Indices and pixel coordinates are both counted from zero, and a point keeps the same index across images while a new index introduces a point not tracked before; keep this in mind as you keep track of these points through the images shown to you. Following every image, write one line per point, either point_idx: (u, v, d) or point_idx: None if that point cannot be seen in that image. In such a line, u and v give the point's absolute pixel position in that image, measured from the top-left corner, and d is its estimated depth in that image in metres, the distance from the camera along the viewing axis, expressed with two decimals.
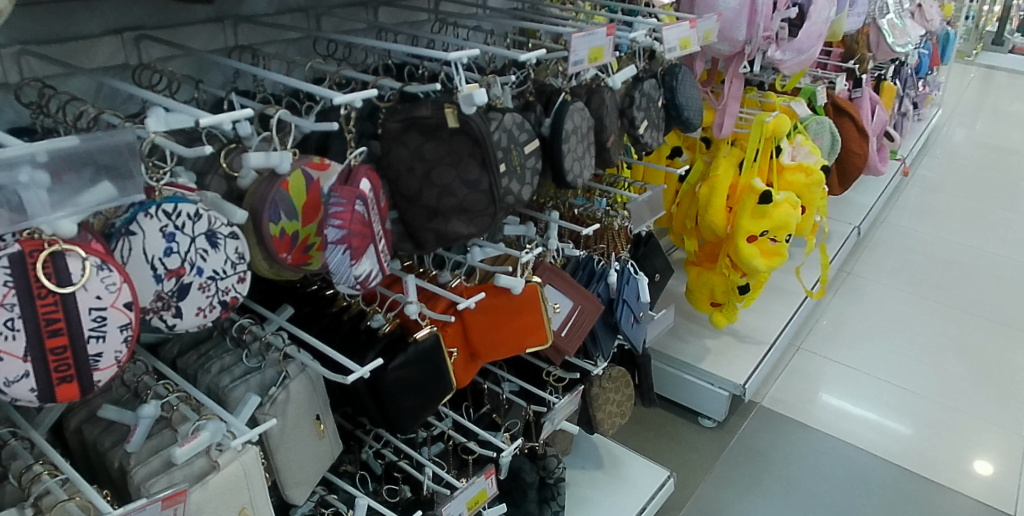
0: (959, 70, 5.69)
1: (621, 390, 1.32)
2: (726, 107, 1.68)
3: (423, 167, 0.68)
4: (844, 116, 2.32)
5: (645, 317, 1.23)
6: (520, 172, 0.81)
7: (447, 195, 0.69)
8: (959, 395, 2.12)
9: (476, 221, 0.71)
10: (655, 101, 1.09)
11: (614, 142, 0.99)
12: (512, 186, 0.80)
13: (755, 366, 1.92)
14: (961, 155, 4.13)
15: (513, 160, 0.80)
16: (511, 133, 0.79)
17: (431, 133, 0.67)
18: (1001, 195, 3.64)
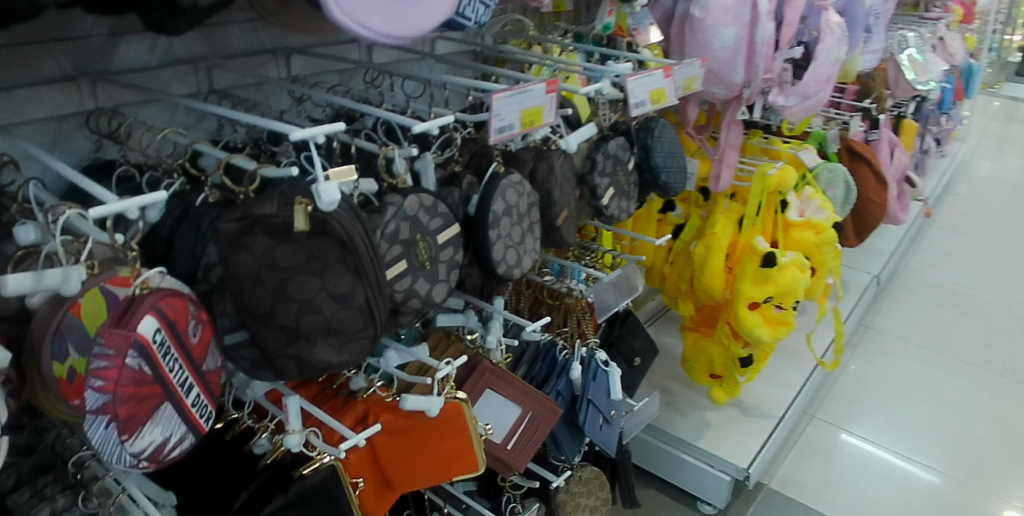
0: (979, 102, 5.49)
1: (595, 495, 1.13)
2: (723, 156, 1.51)
3: (275, 277, 0.51)
4: (860, 162, 2.15)
5: (618, 415, 1.05)
6: (430, 267, 0.64)
7: (308, 313, 0.52)
8: (994, 474, 1.90)
9: (350, 347, 0.54)
10: (623, 164, 0.91)
11: (567, 219, 0.81)
12: (419, 288, 0.63)
13: (761, 444, 1.72)
14: (986, 194, 3.91)
15: (420, 254, 0.62)
16: (416, 220, 0.62)
17: (281, 235, 0.51)
18: None
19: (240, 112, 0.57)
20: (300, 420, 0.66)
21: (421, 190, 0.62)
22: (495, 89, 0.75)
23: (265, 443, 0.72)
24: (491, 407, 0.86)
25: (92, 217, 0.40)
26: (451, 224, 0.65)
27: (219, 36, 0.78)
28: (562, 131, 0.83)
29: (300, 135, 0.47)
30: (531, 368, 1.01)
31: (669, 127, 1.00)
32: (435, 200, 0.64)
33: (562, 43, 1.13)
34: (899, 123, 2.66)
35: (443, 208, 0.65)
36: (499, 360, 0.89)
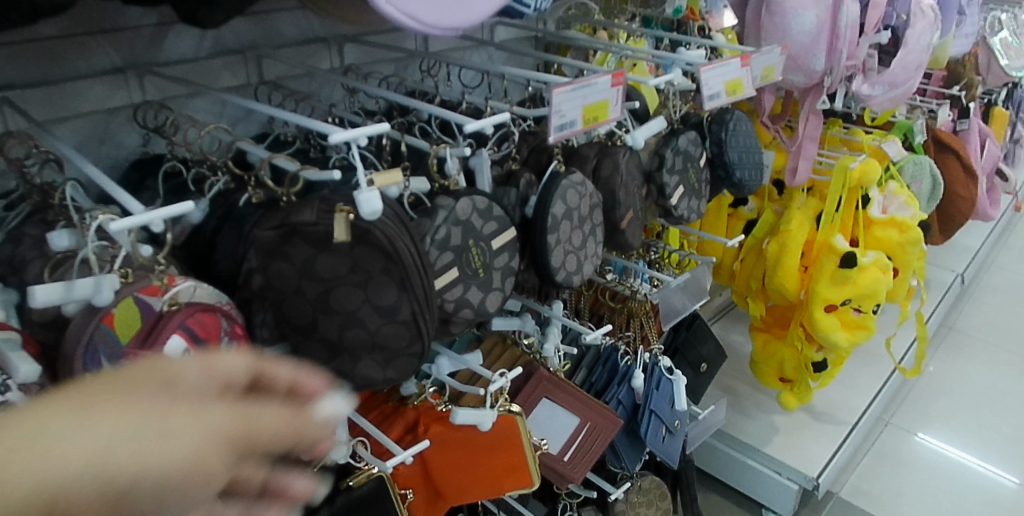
0: None
1: (654, 506, 1.07)
2: (801, 148, 1.41)
3: (316, 288, 0.48)
4: (947, 153, 1.99)
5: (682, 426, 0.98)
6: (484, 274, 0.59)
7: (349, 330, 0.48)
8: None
9: (395, 363, 0.50)
10: (694, 160, 0.85)
11: (632, 220, 0.75)
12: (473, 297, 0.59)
13: (832, 453, 1.62)
14: None
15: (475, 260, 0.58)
16: (470, 224, 0.57)
17: (323, 244, 0.47)
18: None
19: (284, 110, 0.54)
20: (346, 431, 0.63)
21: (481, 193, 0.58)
22: (557, 81, 0.70)
23: None
24: (546, 416, 0.81)
25: (113, 230, 0.38)
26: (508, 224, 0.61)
27: (270, 26, 0.75)
28: (630, 124, 0.77)
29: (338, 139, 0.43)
30: (590, 373, 0.95)
31: (745, 118, 0.92)
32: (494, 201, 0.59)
33: (628, 29, 1.06)
34: (991, 112, 2.47)
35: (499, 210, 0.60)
36: (557, 368, 0.83)
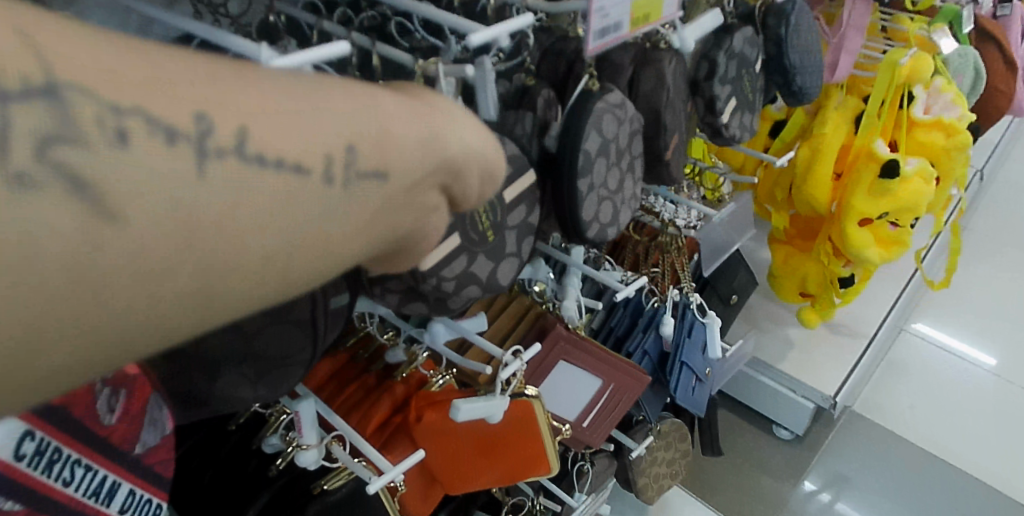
0: None
1: (675, 448, 0.97)
2: (844, 40, 1.20)
3: None
4: (989, 43, 1.78)
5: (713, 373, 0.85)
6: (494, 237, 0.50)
7: (282, 331, 0.49)
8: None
9: None
10: (749, 65, 0.67)
11: (678, 148, 0.61)
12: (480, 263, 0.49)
13: (848, 371, 1.52)
14: None
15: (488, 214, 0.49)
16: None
17: None
18: None
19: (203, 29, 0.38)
20: (315, 431, 0.53)
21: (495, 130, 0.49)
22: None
23: (277, 443, 0.56)
24: (563, 380, 0.68)
25: None
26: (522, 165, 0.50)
27: None
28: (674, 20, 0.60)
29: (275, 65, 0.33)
30: (609, 317, 0.82)
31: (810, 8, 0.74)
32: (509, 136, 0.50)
33: None
34: None
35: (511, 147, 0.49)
36: (578, 324, 0.70)
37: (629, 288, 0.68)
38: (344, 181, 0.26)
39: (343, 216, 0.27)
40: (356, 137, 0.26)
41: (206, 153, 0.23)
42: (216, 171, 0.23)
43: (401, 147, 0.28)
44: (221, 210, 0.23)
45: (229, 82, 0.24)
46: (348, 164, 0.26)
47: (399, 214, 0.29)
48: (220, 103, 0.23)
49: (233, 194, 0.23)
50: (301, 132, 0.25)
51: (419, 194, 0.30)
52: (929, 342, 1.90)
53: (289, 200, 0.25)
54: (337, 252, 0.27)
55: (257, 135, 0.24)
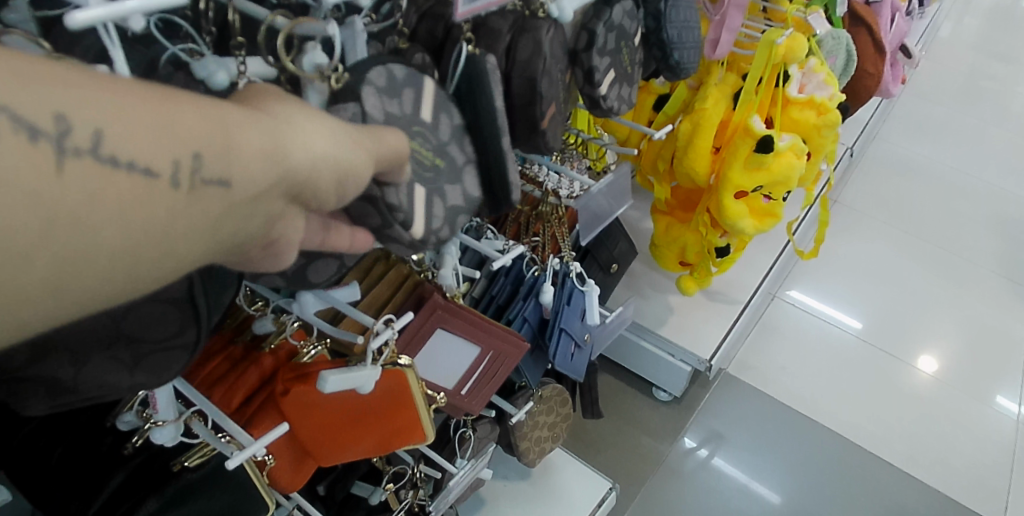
0: None
1: (555, 413, 1.00)
2: (726, 17, 1.25)
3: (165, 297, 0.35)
4: (860, 27, 1.91)
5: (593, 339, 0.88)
6: (447, 157, 0.52)
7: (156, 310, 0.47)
8: (937, 360, 1.99)
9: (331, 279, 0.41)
10: (628, 37, 0.69)
11: (555, 118, 0.61)
12: (432, 220, 0.51)
13: (725, 332, 1.62)
14: (961, 54, 3.73)
15: (437, 142, 0.52)
16: (393, 116, 0.48)
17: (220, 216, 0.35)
18: (997, 104, 3.32)
19: None
20: (171, 406, 0.50)
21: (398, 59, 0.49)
22: None
23: (133, 419, 0.53)
24: (439, 347, 0.68)
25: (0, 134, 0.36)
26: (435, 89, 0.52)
27: None
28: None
29: (91, 19, 0.34)
30: (491, 285, 0.83)
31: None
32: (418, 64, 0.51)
33: None
34: None
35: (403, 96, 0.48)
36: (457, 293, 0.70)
37: (506, 257, 0.69)
38: (193, 187, 0.28)
39: (194, 224, 0.29)
40: (203, 147, 0.28)
41: (63, 149, 0.25)
42: (73, 167, 0.25)
43: (249, 156, 0.30)
44: (64, 203, 0.25)
45: (86, 89, 0.26)
46: (194, 170, 0.28)
47: (253, 220, 0.31)
48: (76, 106, 0.26)
49: (87, 190, 0.25)
50: (151, 138, 0.27)
51: (272, 203, 0.32)
52: (798, 306, 2.06)
53: (136, 202, 0.27)
54: (190, 254, 0.29)
55: (110, 137, 0.26)
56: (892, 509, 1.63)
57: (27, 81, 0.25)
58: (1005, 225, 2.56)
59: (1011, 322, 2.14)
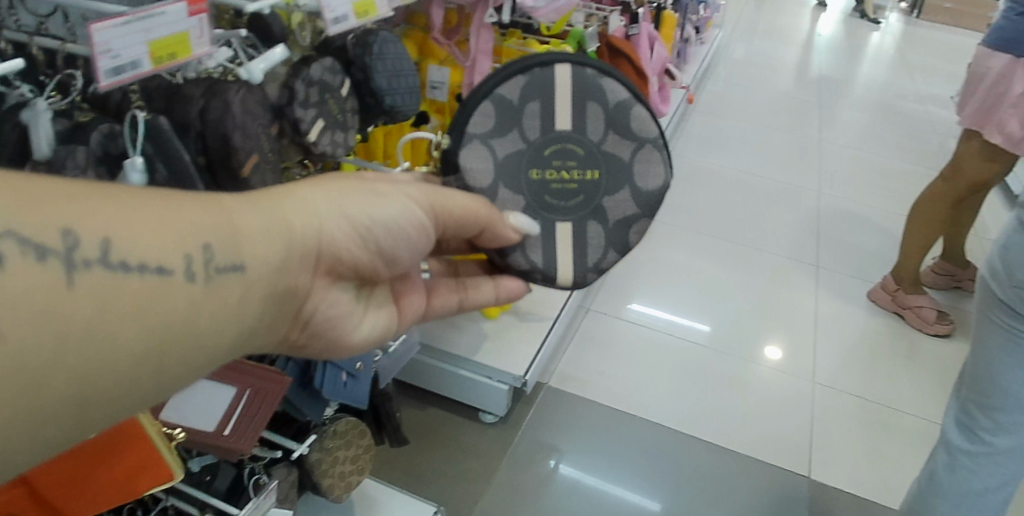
0: (735, 6, 5.99)
1: (355, 445, 1.07)
2: (475, 64, 1.41)
3: (300, 321, 0.65)
4: (621, 58, 2.16)
5: (365, 369, 1.04)
6: (598, 166, 0.83)
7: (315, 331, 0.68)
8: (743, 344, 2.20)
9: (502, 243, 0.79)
10: (330, 89, 0.88)
11: (257, 166, 0.79)
12: (585, 260, 0.85)
13: (535, 349, 1.76)
14: (740, 82, 4.28)
15: (582, 156, 0.82)
16: (519, 172, 0.82)
17: (333, 263, 0.64)
18: (771, 117, 3.82)
19: None
20: None
21: (516, 75, 0.82)
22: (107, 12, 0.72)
23: None
24: (193, 405, 0.86)
25: None
26: (570, 86, 0.82)
27: None
28: (239, 56, 0.82)
29: None
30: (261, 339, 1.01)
31: (393, 40, 0.95)
32: (539, 67, 0.82)
33: None
34: (661, 16, 3.02)
35: (517, 129, 0.82)
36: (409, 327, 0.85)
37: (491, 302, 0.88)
38: (204, 273, 0.49)
39: (204, 299, 0.50)
40: (207, 240, 0.50)
41: (73, 263, 0.43)
42: (85, 275, 0.43)
43: (246, 244, 0.53)
44: (95, 304, 0.44)
45: (118, 227, 0.45)
46: (206, 259, 0.49)
47: (267, 286, 0.55)
48: (91, 230, 0.44)
49: (117, 288, 0.45)
50: (159, 246, 0.47)
51: (267, 272, 0.55)
52: (612, 315, 2.25)
53: (161, 290, 0.47)
54: (207, 315, 0.51)
55: (117, 246, 0.45)
56: (716, 478, 1.77)
57: (38, 209, 0.42)
58: (786, 217, 2.93)
59: (800, 299, 2.44)
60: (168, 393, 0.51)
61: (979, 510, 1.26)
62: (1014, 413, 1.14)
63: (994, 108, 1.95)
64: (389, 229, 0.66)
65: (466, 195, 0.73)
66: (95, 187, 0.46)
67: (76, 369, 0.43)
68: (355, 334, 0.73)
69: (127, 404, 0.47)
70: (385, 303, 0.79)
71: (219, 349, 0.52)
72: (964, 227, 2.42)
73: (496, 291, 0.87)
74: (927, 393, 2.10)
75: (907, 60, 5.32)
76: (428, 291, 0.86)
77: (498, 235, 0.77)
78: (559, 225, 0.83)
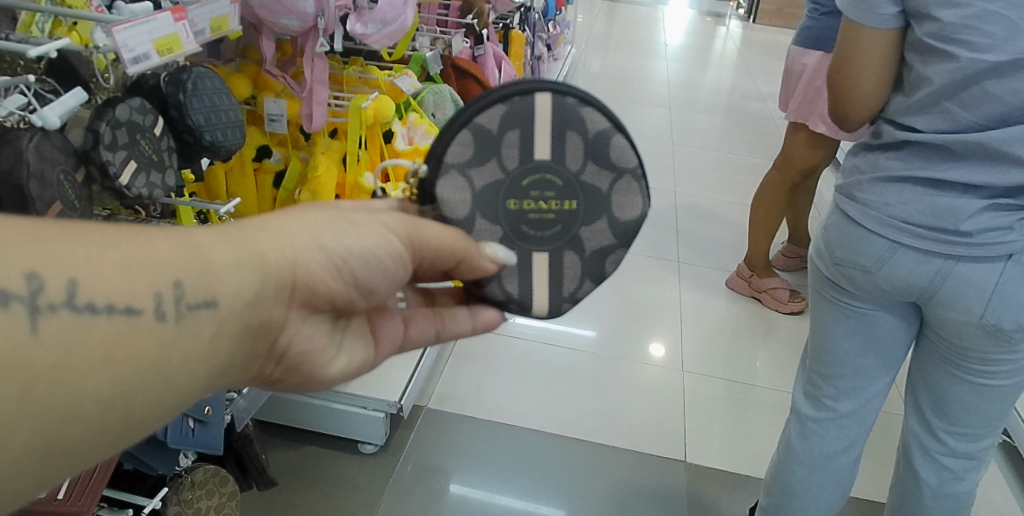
0: (583, 24, 6.32)
1: (216, 493, 1.20)
2: (313, 93, 1.42)
3: (274, 357, 0.64)
4: (468, 78, 2.21)
5: (214, 418, 1.11)
6: (577, 196, 0.77)
7: (293, 365, 0.67)
8: (622, 343, 2.31)
9: (480, 271, 0.73)
10: (142, 129, 0.89)
11: (59, 212, 0.78)
12: (561, 290, 0.80)
13: (408, 373, 1.78)
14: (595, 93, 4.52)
15: (560, 187, 0.76)
16: (494, 203, 0.75)
17: (308, 295, 0.62)
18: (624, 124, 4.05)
19: None
20: None
21: (495, 103, 0.75)
22: None
23: None
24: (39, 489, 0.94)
25: None
26: (551, 114, 0.75)
27: None
28: (36, 103, 0.80)
29: None
30: None
31: (208, 75, 0.98)
32: (520, 96, 0.75)
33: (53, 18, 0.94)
34: (509, 35, 3.13)
35: (496, 158, 0.75)
36: (386, 357, 0.80)
37: (473, 329, 0.82)
38: (171, 311, 0.50)
39: (170, 337, 0.50)
40: (179, 277, 0.50)
41: (37, 308, 0.44)
42: (43, 318, 0.44)
43: (220, 280, 0.53)
44: (57, 347, 0.45)
45: (86, 269, 0.46)
46: (177, 297, 0.50)
47: (243, 318, 0.55)
48: (54, 270, 0.45)
49: (77, 329, 0.45)
50: (124, 289, 0.48)
51: (246, 307, 0.55)
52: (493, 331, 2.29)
53: (129, 330, 0.48)
54: (177, 352, 0.51)
55: (83, 286, 0.46)
56: (601, 472, 1.83)
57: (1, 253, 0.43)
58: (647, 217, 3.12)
59: (667, 294, 2.60)
60: (144, 433, 0.51)
61: (830, 469, 1.38)
62: (852, 379, 1.28)
63: (815, 102, 2.15)
64: (366, 261, 0.63)
65: (444, 226, 0.68)
66: (70, 227, 0.47)
67: (41, 417, 0.43)
68: (326, 366, 0.71)
69: (97, 448, 0.48)
70: (359, 334, 0.76)
71: (192, 388, 0.52)
72: (801, 214, 2.67)
73: (472, 321, 0.82)
74: (787, 368, 2.28)
75: (747, 63, 5.80)
76: (403, 321, 0.81)
77: (476, 266, 0.72)
78: (535, 256, 0.78)
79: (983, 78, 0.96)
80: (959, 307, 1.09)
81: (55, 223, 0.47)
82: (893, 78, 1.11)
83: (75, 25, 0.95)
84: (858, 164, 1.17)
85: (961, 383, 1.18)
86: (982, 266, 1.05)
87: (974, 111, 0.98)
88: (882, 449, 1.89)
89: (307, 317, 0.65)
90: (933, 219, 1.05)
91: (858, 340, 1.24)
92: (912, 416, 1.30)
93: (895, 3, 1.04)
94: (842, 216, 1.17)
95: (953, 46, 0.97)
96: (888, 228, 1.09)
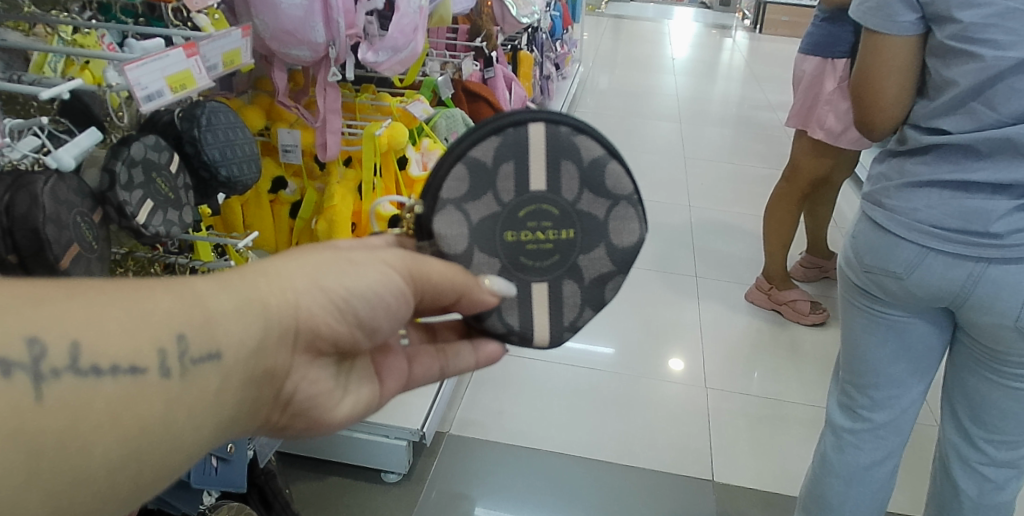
0: (591, 42, 6.39)
1: None
2: (326, 123, 1.42)
3: (280, 407, 0.63)
4: (478, 100, 2.21)
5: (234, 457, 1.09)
6: (574, 224, 0.75)
7: (298, 412, 0.65)
8: (642, 362, 2.27)
9: (481, 305, 0.71)
10: (157, 166, 0.89)
11: (77, 255, 0.77)
12: (562, 318, 0.78)
13: (428, 401, 1.76)
14: (605, 110, 4.53)
15: (557, 216, 0.75)
16: (484, 235, 0.74)
17: (310, 339, 0.61)
18: (635, 140, 4.05)
19: None
20: None
21: (488, 136, 0.73)
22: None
23: None
24: None
25: None
26: (544, 144, 0.74)
27: None
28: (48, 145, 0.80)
29: None
30: None
31: (221, 110, 0.99)
32: (513, 127, 0.74)
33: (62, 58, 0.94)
34: (517, 57, 3.16)
35: (492, 191, 0.73)
36: (392, 395, 0.78)
37: (478, 362, 0.80)
38: (172, 366, 0.48)
39: (174, 394, 0.49)
40: (182, 332, 0.49)
41: (37, 373, 0.42)
42: (45, 385, 0.43)
43: (224, 331, 0.52)
44: (61, 413, 0.43)
45: (87, 327, 0.45)
46: (181, 352, 0.49)
47: (248, 367, 0.54)
48: (51, 332, 0.43)
49: (79, 393, 0.44)
50: (127, 348, 0.46)
51: (249, 356, 0.54)
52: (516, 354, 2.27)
53: (133, 391, 0.47)
54: (182, 407, 0.50)
55: (85, 345, 0.44)
56: (625, 493, 1.79)
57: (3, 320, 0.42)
58: (663, 231, 3.10)
59: (686, 309, 2.56)
60: (156, 491, 0.50)
61: (865, 483, 1.33)
62: (886, 389, 1.24)
63: (813, 108, 2.13)
64: (368, 300, 0.62)
65: (443, 261, 0.67)
66: (71, 286, 0.46)
67: (50, 486, 0.42)
68: (332, 413, 0.69)
69: (109, 510, 0.47)
70: (365, 375, 0.75)
71: (199, 443, 0.51)
72: (818, 225, 2.63)
73: (476, 356, 0.80)
74: (810, 381, 2.23)
75: (758, 74, 5.79)
76: (406, 360, 0.79)
77: (477, 301, 0.70)
78: (535, 286, 0.76)
79: (1006, 76, 0.94)
80: (990, 311, 1.05)
81: (55, 282, 0.46)
82: (918, 79, 1.09)
83: (87, 63, 0.96)
84: (885, 172, 1.15)
85: (999, 392, 1.14)
86: (1016, 269, 1.01)
87: (1000, 109, 0.96)
88: (915, 463, 1.84)
89: (310, 363, 0.64)
90: (962, 223, 1.02)
91: (892, 350, 1.20)
92: (949, 425, 1.25)
93: (914, 9, 1.02)
94: (871, 224, 1.14)
95: (975, 46, 0.95)
96: (917, 233, 1.06)
